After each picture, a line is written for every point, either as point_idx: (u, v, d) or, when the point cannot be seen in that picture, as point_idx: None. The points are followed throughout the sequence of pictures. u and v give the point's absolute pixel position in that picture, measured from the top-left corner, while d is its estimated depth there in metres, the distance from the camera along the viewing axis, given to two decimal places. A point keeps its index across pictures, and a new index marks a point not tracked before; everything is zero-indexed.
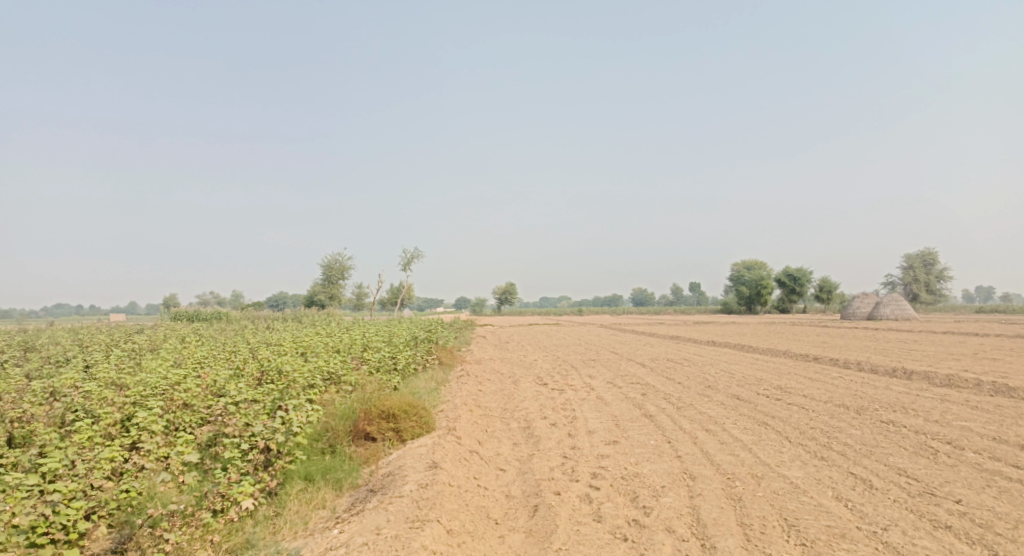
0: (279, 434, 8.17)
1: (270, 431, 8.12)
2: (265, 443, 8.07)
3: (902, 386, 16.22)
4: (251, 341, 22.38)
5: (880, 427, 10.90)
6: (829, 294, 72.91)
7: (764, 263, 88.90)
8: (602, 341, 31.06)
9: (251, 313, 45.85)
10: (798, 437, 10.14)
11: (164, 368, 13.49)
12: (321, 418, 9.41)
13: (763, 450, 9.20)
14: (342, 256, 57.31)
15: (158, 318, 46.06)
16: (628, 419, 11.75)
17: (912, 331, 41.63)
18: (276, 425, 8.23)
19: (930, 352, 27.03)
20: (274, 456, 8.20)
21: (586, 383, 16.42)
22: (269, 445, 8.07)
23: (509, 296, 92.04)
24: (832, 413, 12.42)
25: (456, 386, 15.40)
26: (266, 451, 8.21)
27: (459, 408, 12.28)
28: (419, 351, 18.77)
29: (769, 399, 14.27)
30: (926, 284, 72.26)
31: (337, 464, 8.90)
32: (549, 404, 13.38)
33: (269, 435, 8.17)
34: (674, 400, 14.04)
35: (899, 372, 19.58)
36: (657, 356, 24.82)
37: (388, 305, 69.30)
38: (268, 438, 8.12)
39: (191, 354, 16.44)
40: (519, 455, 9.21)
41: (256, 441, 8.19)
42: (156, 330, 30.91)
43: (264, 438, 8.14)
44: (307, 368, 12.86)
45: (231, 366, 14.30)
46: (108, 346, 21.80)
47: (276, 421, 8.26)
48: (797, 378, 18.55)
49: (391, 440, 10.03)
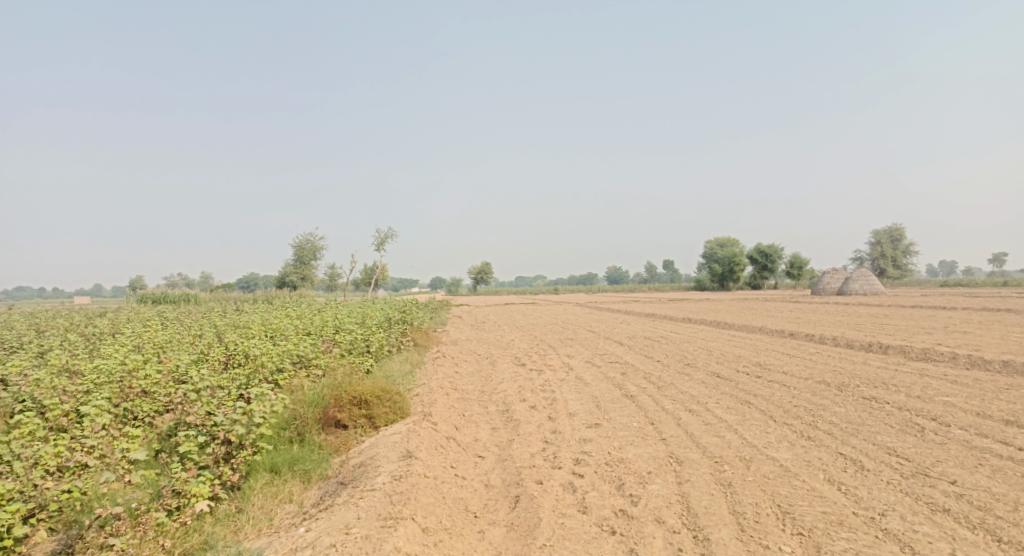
0: (241, 425, 7.69)
1: (230, 422, 7.63)
2: (225, 435, 7.59)
3: (879, 361, 16.16)
4: (218, 324, 21.67)
5: (863, 404, 10.72)
6: (800, 270, 73.70)
7: (736, 241, 89.46)
8: (578, 320, 30.87)
9: (220, 295, 44.81)
10: (783, 416, 9.88)
11: (123, 353, 12.92)
12: (287, 406, 8.96)
13: (749, 431, 8.91)
14: (314, 236, 56.35)
15: (124, 302, 44.82)
16: (609, 400, 11.43)
17: (882, 305, 42.09)
18: (237, 415, 7.74)
19: (902, 326, 27.23)
20: (236, 449, 7.76)
21: (564, 363, 16.10)
22: (230, 437, 7.60)
23: (483, 276, 91.59)
24: (815, 390, 12.21)
25: (431, 369, 14.99)
26: (227, 443, 7.74)
27: (434, 392, 11.85)
28: (392, 333, 18.30)
29: (749, 377, 14.08)
30: (893, 259, 73.34)
31: (306, 454, 8.46)
32: (528, 386, 13.01)
33: (230, 426, 7.69)
34: (654, 379, 13.76)
35: (874, 347, 19.57)
36: (634, 334, 24.61)
37: (361, 286, 68.41)
38: (229, 429, 7.64)
39: (152, 338, 15.79)
40: (498, 441, 8.84)
41: (216, 433, 7.72)
42: (120, 313, 29.95)
43: (225, 429, 7.67)
44: (275, 352, 12.36)
45: (195, 351, 13.72)
46: (67, 330, 20.97)
47: (237, 411, 7.78)
48: (775, 354, 18.42)
49: (363, 427, 9.58)
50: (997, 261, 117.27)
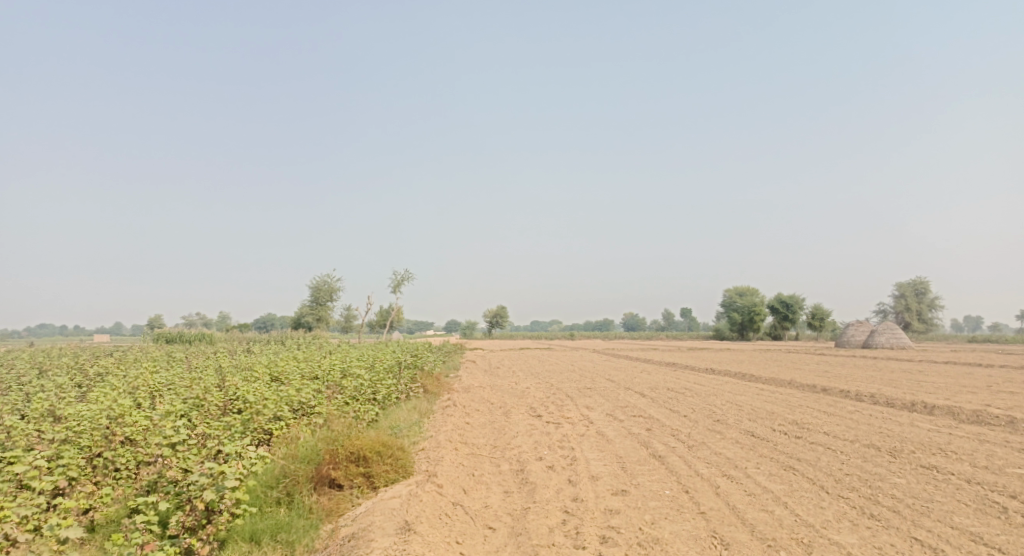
0: (211, 489, 6.79)
1: (198, 486, 6.73)
2: (193, 502, 6.70)
3: (927, 423, 14.81)
4: (223, 365, 20.81)
5: (925, 475, 9.46)
6: (822, 321, 71.93)
7: (757, 290, 87.88)
8: (596, 368, 29.66)
9: (234, 335, 44.16)
10: (836, 487, 8.70)
11: (113, 395, 12.06)
12: (268, 464, 8.01)
13: (802, 505, 7.73)
14: (331, 278, 55.89)
15: (138, 340, 44.36)
16: (635, 461, 10.29)
17: (911, 360, 40.45)
18: (207, 478, 6.85)
19: (940, 384, 25.70)
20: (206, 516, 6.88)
21: (584, 416, 14.96)
22: (199, 504, 6.70)
23: (499, 320, 90.44)
24: (865, 455, 10.95)
25: (441, 419, 13.95)
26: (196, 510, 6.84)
27: (442, 446, 10.78)
28: (402, 379, 17.30)
29: (788, 437, 12.84)
30: (918, 313, 71.40)
31: (292, 519, 7.50)
32: (545, 441, 11.88)
33: (200, 490, 6.81)
34: (682, 437, 12.57)
35: (917, 407, 18.17)
36: (656, 385, 23.37)
37: (376, 328, 67.60)
38: (197, 495, 6.74)
39: (149, 379, 14.97)
40: (511, 508, 7.78)
41: (184, 498, 6.85)
42: (130, 352, 29.24)
43: (192, 495, 6.79)
44: (275, 399, 11.46)
45: (191, 394, 12.84)
46: (66, 369, 20.20)
47: (208, 472, 6.89)
48: (810, 412, 17.10)
49: (360, 488, 8.49)
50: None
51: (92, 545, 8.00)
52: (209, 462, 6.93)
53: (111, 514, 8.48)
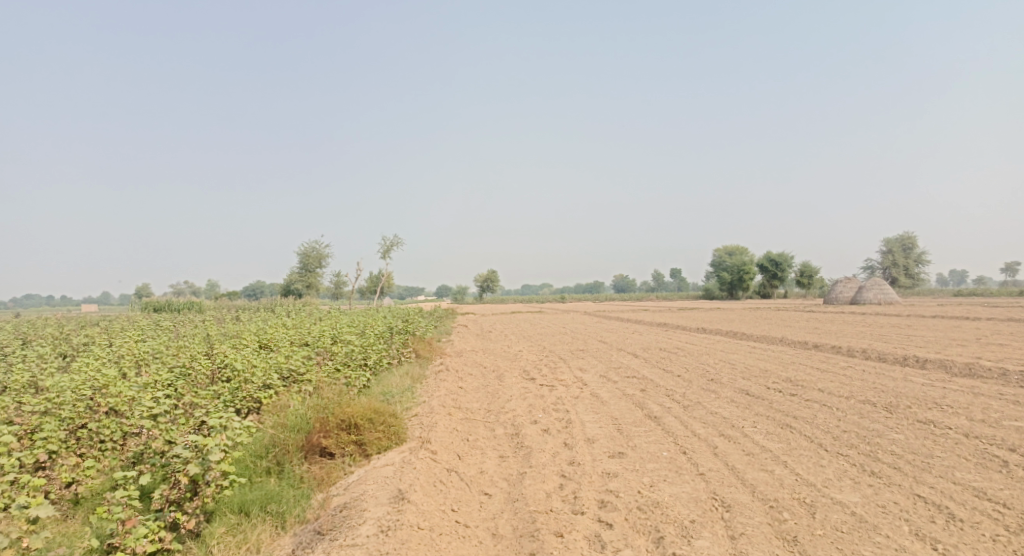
0: (194, 463, 6.61)
1: (181, 460, 6.54)
2: (176, 476, 6.52)
3: (921, 377, 14.78)
4: (211, 333, 20.54)
5: (924, 430, 9.38)
6: (810, 279, 72.21)
7: (747, 249, 87.92)
8: (588, 329, 29.60)
9: (223, 303, 43.82)
10: (835, 444, 8.60)
11: (97, 365, 11.81)
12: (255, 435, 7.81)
13: (801, 464, 7.62)
14: (320, 244, 55.36)
15: (126, 309, 43.95)
16: (631, 423, 10.15)
17: (900, 315, 40.65)
18: (190, 452, 6.65)
19: (930, 338, 25.79)
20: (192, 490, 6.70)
21: (577, 378, 14.83)
22: (182, 478, 6.52)
23: (490, 284, 90.24)
24: (861, 411, 10.87)
25: (434, 384, 13.77)
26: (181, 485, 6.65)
27: (435, 411, 10.60)
28: (393, 344, 17.09)
29: (784, 395, 12.75)
30: (905, 268, 71.73)
31: (282, 490, 7.33)
32: (540, 404, 11.74)
33: (183, 465, 6.62)
34: (678, 397, 12.45)
35: (909, 361, 18.17)
36: (649, 345, 23.32)
37: (367, 294, 67.32)
38: (181, 469, 6.56)
39: (136, 348, 14.71)
40: (507, 474, 7.62)
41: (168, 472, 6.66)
42: (117, 322, 28.89)
43: (176, 470, 6.60)
44: (264, 367, 11.24)
45: (178, 362, 12.59)
46: (52, 340, 19.89)
47: (191, 446, 6.70)
48: (804, 369, 17.06)
49: (352, 456, 8.25)
50: (1009, 271, 115.26)
51: (78, 520, 7.86)
52: (192, 436, 6.73)
53: (97, 487, 8.32)
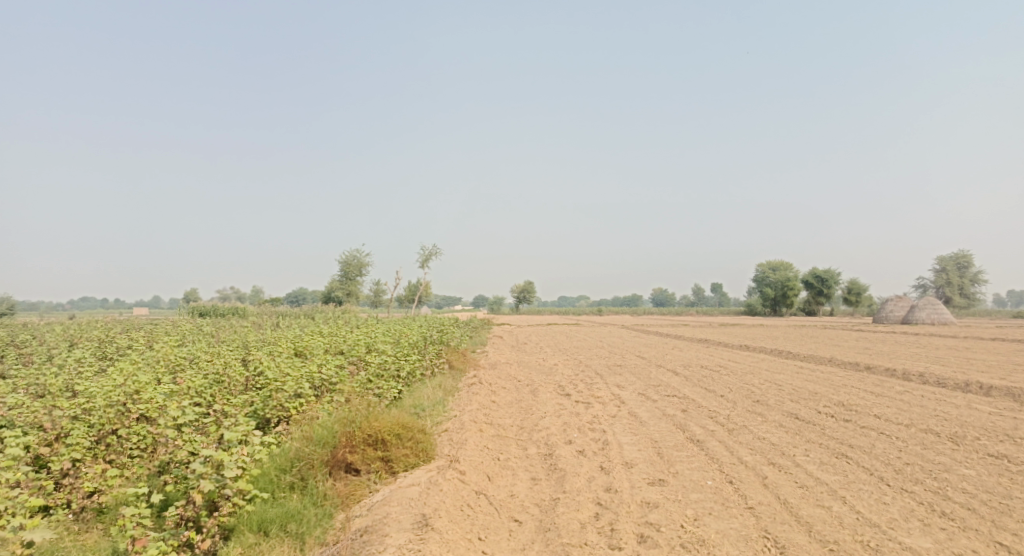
0: (208, 479, 6.29)
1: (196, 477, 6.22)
2: (190, 494, 6.20)
3: (986, 405, 13.86)
4: (248, 340, 20.50)
5: (997, 468, 8.62)
6: (858, 297, 69.97)
7: (791, 264, 85.80)
8: (627, 344, 28.90)
9: (264, 308, 44.31)
10: (896, 479, 7.93)
11: (132, 369, 11.70)
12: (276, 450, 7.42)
13: (861, 500, 6.99)
14: (360, 252, 55.70)
15: (171, 312, 44.72)
16: (672, 446, 9.59)
17: (955, 336, 38.92)
18: (205, 468, 6.33)
19: (991, 363, 24.47)
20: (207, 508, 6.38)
21: (615, 395, 14.25)
22: (197, 496, 6.20)
23: (528, 295, 89.71)
24: (924, 443, 10.11)
25: (466, 397, 13.36)
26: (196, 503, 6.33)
27: (466, 427, 10.16)
28: (427, 355, 16.75)
29: (836, 421, 12.02)
30: (960, 288, 69.05)
31: (303, 508, 6.95)
32: (575, 423, 11.21)
33: (198, 481, 6.30)
34: (721, 419, 11.81)
35: (971, 387, 17.14)
36: (690, 362, 22.55)
37: (405, 302, 67.46)
38: (196, 487, 6.23)
39: (171, 353, 14.65)
40: (539, 499, 7.14)
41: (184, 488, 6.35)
42: (159, 325, 29.20)
43: (191, 487, 6.29)
44: (296, 376, 10.95)
45: (212, 368, 12.40)
46: (91, 342, 20.05)
47: (207, 462, 6.39)
48: (856, 392, 16.18)
49: (378, 473, 7.81)
50: None
51: (99, 531, 7.64)
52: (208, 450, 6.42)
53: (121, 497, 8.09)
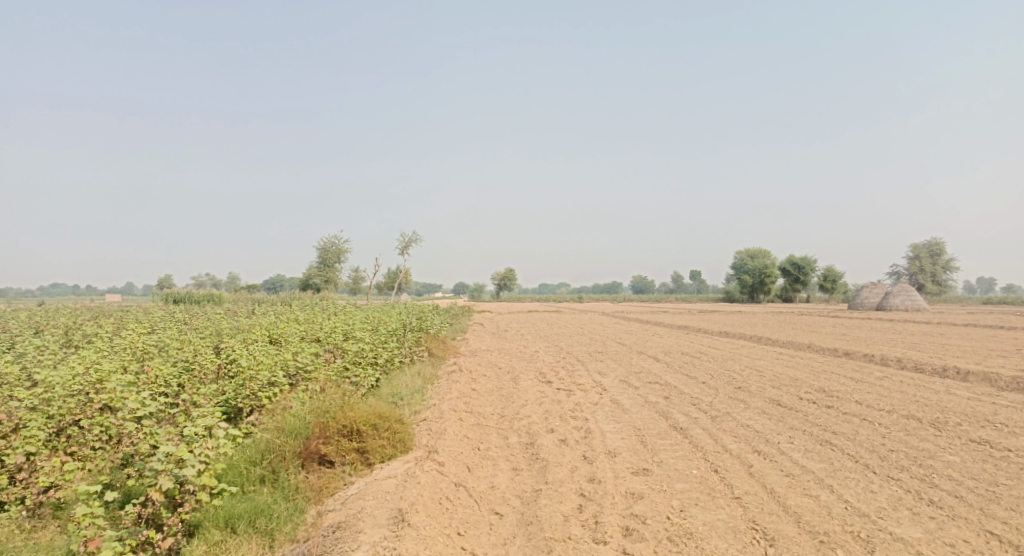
0: (168, 475, 5.96)
1: (153, 474, 5.89)
2: (148, 492, 5.88)
3: (964, 391, 13.89)
4: (222, 327, 20.03)
5: (981, 454, 8.55)
6: (834, 284, 70.64)
7: (769, 251, 86.43)
8: (607, 331, 28.79)
9: (241, 295, 43.56)
10: (882, 466, 7.82)
11: (97, 357, 11.28)
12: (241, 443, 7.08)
13: (849, 488, 6.86)
14: (339, 239, 55.04)
15: (145, 300, 43.83)
16: (655, 434, 9.41)
17: (929, 322, 39.41)
18: (164, 464, 6.02)
19: (966, 348, 24.69)
20: (167, 506, 6.06)
21: (596, 382, 14.06)
22: (156, 494, 5.89)
23: (507, 282, 89.34)
24: (907, 429, 10.04)
25: (445, 385, 13.10)
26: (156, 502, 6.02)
27: (445, 416, 9.89)
28: (406, 342, 16.44)
29: (818, 407, 11.94)
30: (933, 275, 69.96)
31: (273, 503, 6.67)
32: (557, 411, 10.99)
33: (156, 477, 5.99)
34: (704, 406, 11.67)
35: (949, 373, 17.21)
36: (671, 349, 22.46)
37: (384, 289, 66.89)
38: (154, 484, 5.92)
39: (141, 340, 14.20)
40: (519, 490, 6.92)
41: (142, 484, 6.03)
42: (130, 313, 28.49)
43: (149, 484, 5.97)
44: (269, 363, 10.60)
45: (182, 356, 12.00)
46: (59, 331, 19.48)
47: (166, 457, 6.08)
48: (837, 378, 16.17)
49: (353, 465, 7.54)
50: None
51: (56, 528, 7.31)
52: (168, 445, 6.10)
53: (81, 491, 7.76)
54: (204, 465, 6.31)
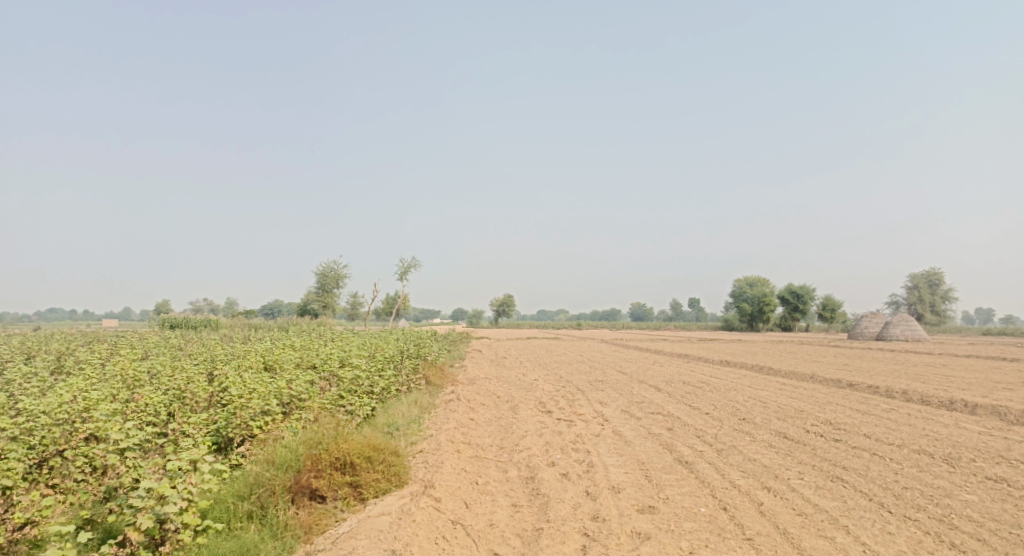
0: (148, 513, 5.66)
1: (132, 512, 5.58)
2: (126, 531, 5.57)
3: (974, 424, 13.58)
4: (217, 353, 19.70)
5: (999, 492, 8.24)
6: (833, 313, 70.39)
7: (768, 280, 86.30)
8: (607, 359, 28.47)
9: (238, 320, 43.24)
10: (898, 505, 7.52)
11: (86, 384, 10.96)
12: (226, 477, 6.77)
13: (865, 529, 6.56)
14: (337, 264, 54.85)
15: (142, 324, 43.45)
16: (660, 468, 9.09)
17: (930, 353, 39.08)
18: (144, 501, 5.72)
19: (970, 380, 24.39)
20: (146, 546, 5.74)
21: (597, 413, 13.74)
22: (134, 533, 5.57)
23: (507, 309, 88.92)
24: (919, 465, 9.73)
25: (443, 415, 12.77)
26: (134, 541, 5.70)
27: (442, 448, 9.57)
28: (403, 370, 16.12)
29: (826, 440, 11.62)
30: (932, 305, 69.72)
31: (260, 541, 6.35)
32: (558, 442, 10.67)
33: (135, 515, 5.68)
34: (709, 439, 11.35)
35: (956, 405, 16.89)
36: (672, 378, 22.12)
37: (382, 315, 66.49)
38: (132, 522, 5.61)
39: (133, 367, 13.88)
40: (520, 528, 6.60)
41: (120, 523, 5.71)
42: (124, 338, 28.11)
43: (127, 522, 5.66)
44: (262, 391, 10.30)
45: (174, 383, 11.68)
46: (51, 355, 19.12)
47: (147, 493, 5.79)
48: (842, 410, 15.84)
49: (346, 500, 7.22)
50: None
51: None
52: (148, 481, 5.81)
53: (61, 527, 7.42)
54: (188, 502, 6.01)
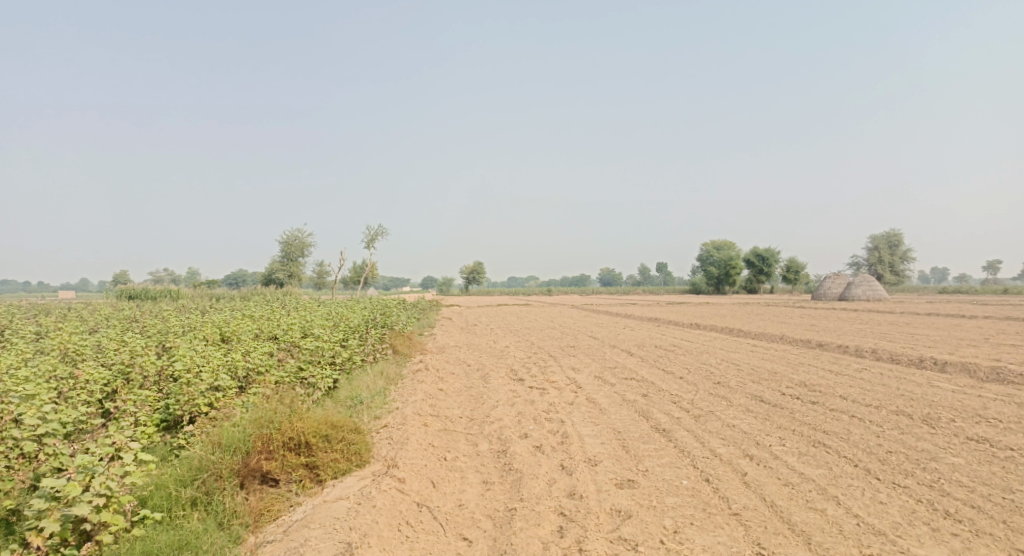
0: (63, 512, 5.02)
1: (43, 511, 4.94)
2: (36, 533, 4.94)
3: (946, 383, 13.46)
4: (173, 324, 18.77)
5: (984, 454, 7.99)
6: (798, 275, 71.16)
7: (734, 243, 86.83)
8: (577, 324, 28.09)
9: (201, 290, 41.85)
10: (884, 471, 7.21)
11: (20, 361, 10.12)
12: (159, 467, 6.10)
13: (856, 499, 6.22)
14: (301, 232, 53.38)
15: (100, 296, 41.84)
16: (638, 438, 8.65)
17: (893, 311, 39.61)
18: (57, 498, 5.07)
19: (935, 338, 24.58)
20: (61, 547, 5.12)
21: (570, 380, 13.28)
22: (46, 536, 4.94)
23: (476, 275, 88.07)
24: (900, 427, 9.47)
25: (410, 386, 12.18)
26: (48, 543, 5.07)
27: (408, 423, 9.00)
28: (368, 339, 15.46)
29: (803, 403, 11.33)
30: (891, 265, 70.91)
31: (203, 532, 5.76)
32: (530, 412, 10.18)
33: (47, 516, 5.04)
34: (685, 405, 10.97)
35: (925, 363, 16.85)
36: (643, 342, 21.82)
37: (350, 284, 65.30)
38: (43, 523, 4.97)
39: (76, 340, 12.97)
40: (490, 509, 6.10)
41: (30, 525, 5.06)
42: (77, 309, 26.84)
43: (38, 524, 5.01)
44: (213, 366, 9.62)
45: (119, 357, 10.89)
46: None
47: (62, 488, 5.14)
48: (815, 371, 15.66)
49: (301, 483, 6.64)
50: None
51: None
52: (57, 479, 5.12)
53: None
54: (108, 498, 5.36)
